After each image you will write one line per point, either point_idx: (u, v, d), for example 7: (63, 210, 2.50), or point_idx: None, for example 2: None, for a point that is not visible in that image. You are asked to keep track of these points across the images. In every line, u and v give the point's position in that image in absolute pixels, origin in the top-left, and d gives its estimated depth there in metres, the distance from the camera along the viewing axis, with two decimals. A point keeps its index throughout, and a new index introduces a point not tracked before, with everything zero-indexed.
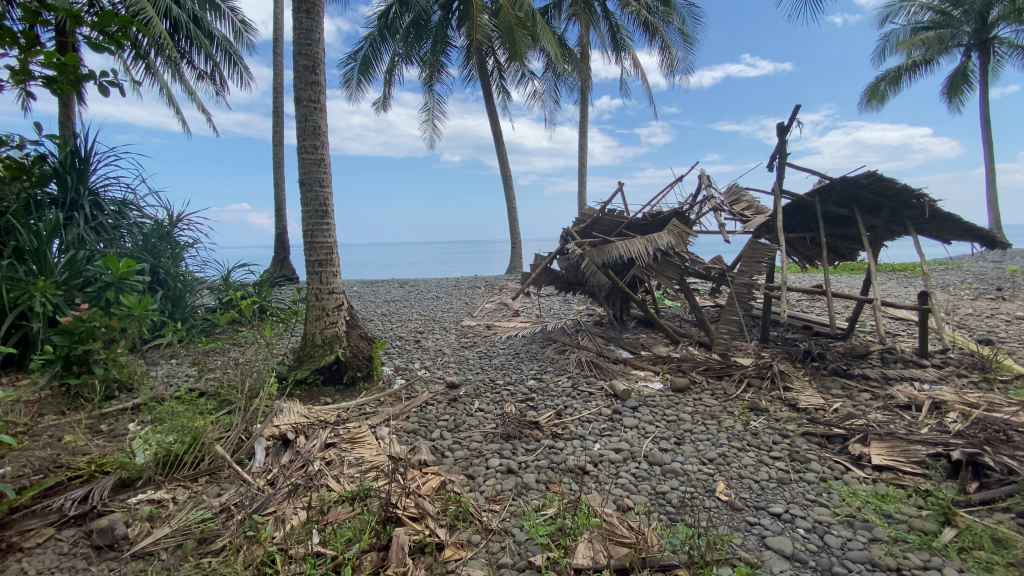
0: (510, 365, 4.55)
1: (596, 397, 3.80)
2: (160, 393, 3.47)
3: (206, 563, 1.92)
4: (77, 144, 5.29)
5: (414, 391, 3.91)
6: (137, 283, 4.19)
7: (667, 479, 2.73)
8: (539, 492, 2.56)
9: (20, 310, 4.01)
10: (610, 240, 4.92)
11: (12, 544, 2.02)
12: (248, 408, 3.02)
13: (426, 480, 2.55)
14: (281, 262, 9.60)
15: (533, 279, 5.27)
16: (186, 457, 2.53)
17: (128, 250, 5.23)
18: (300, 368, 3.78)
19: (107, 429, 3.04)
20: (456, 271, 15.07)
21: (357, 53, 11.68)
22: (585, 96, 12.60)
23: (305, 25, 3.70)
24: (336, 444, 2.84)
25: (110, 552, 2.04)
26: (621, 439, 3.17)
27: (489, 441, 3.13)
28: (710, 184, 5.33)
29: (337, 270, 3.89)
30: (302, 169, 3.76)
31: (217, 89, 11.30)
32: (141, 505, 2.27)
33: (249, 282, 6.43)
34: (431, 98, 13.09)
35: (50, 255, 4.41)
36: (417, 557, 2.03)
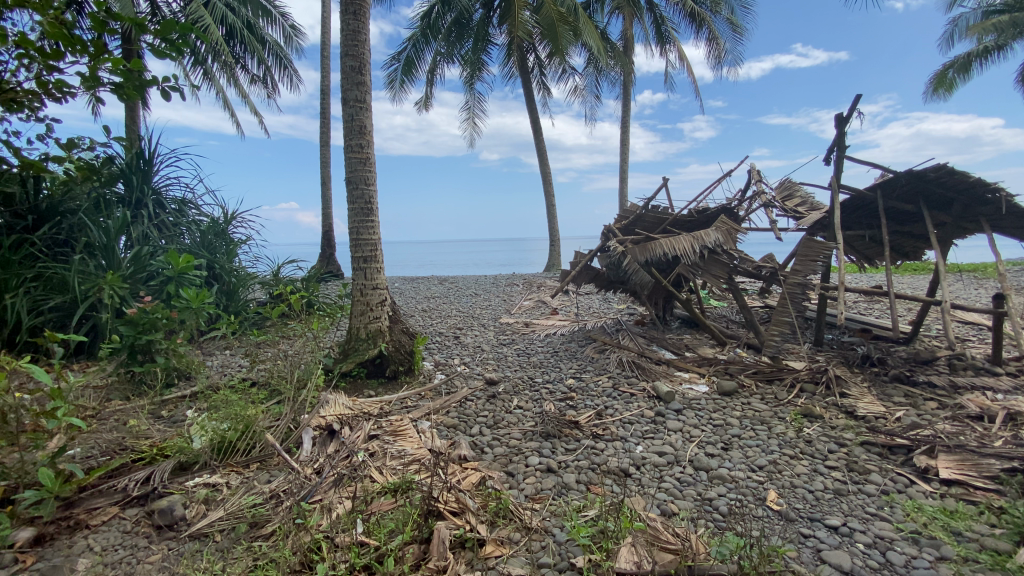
0: (550, 363, 4.51)
1: (639, 398, 3.71)
2: (215, 382, 3.63)
3: (258, 547, 1.99)
4: (142, 146, 5.62)
5: (454, 386, 3.94)
6: (195, 278, 4.40)
7: (714, 485, 2.63)
8: (580, 492, 2.52)
9: (90, 303, 4.32)
10: (654, 238, 4.78)
11: (80, 520, 2.18)
12: (297, 398, 3.13)
13: (466, 476, 2.55)
14: (327, 259, 9.90)
15: (573, 277, 5.19)
16: (239, 444, 2.64)
17: (187, 246, 5.52)
18: (345, 361, 3.88)
19: (167, 416, 3.22)
20: (476, 271, 14.64)
21: (400, 54, 11.91)
22: (627, 90, 12.36)
23: (352, 27, 3.79)
24: (380, 436, 2.89)
25: (168, 532, 2.14)
26: (664, 442, 3.09)
27: (528, 439, 3.10)
28: (760, 179, 5.12)
29: (380, 267, 3.96)
30: (348, 168, 3.85)
31: (269, 92, 11.81)
32: (197, 488, 2.38)
33: (298, 278, 6.68)
34: (471, 97, 13.19)
35: (117, 251, 4.71)
36: (458, 551, 2.03)
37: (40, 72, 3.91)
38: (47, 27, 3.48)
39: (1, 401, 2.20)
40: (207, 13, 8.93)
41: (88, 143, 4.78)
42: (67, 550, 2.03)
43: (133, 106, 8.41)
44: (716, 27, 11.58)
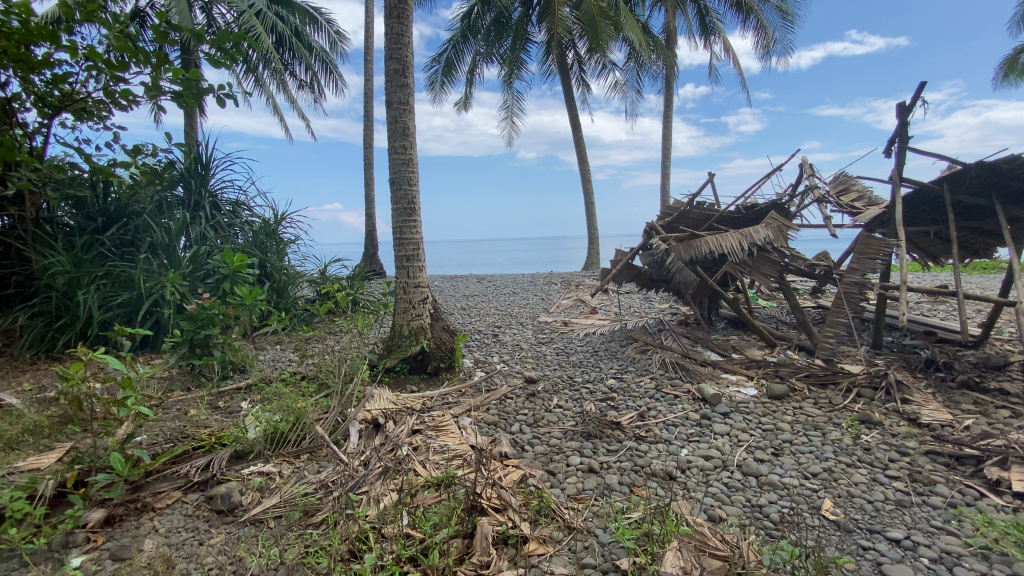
0: (589, 363, 4.47)
1: (683, 401, 3.61)
2: (267, 375, 3.79)
3: (309, 534, 2.07)
4: (200, 151, 5.93)
5: (493, 383, 3.96)
6: (249, 275, 4.60)
7: (765, 492, 2.54)
8: (623, 494, 2.48)
9: (153, 299, 4.60)
10: (699, 235, 4.65)
11: (147, 503, 2.33)
12: (344, 392, 3.24)
13: (507, 473, 2.55)
14: (370, 258, 10.19)
15: (614, 275, 5.11)
16: (290, 435, 2.76)
17: (241, 245, 5.79)
18: (389, 357, 3.98)
19: (224, 406, 3.39)
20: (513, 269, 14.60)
21: (440, 56, 12.07)
22: (669, 85, 12.07)
23: (396, 30, 3.86)
24: (422, 431, 2.94)
25: (227, 516, 2.25)
26: (711, 446, 3.00)
27: (569, 438, 3.08)
28: (813, 173, 4.89)
29: (422, 265, 4.03)
30: (392, 169, 3.94)
31: (316, 97, 12.25)
32: (252, 476, 2.50)
33: (343, 276, 6.90)
34: (510, 95, 13.22)
35: (178, 251, 5.01)
36: (501, 548, 2.04)
37: (108, 82, 4.20)
38: (115, 42, 3.75)
39: (78, 389, 2.37)
40: (258, 23, 9.35)
41: (151, 150, 5.10)
42: (135, 531, 2.17)
43: (191, 113, 8.89)
44: (764, 16, 11.13)
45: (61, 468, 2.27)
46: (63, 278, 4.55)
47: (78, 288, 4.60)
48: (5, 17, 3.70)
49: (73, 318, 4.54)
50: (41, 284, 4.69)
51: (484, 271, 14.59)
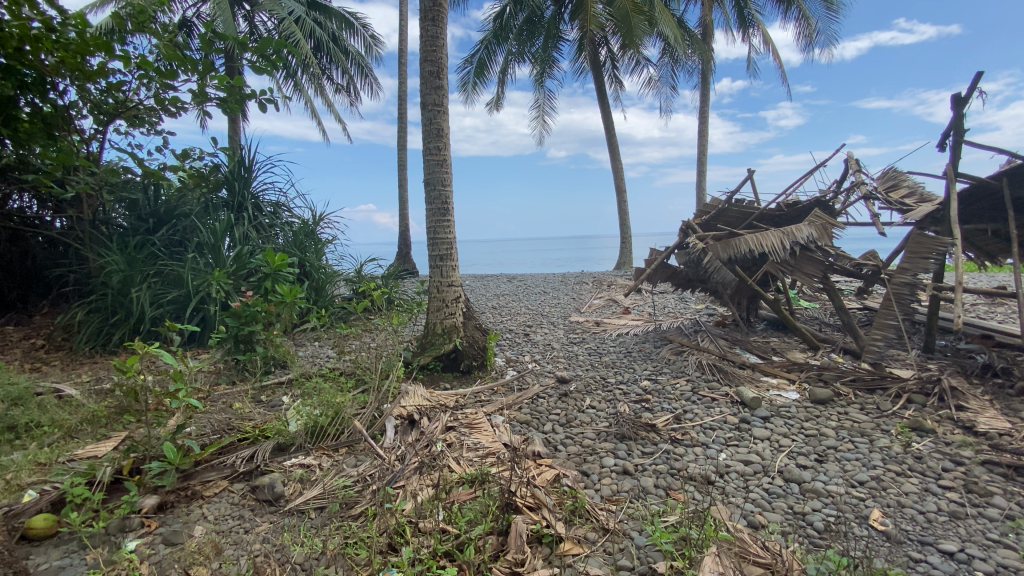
0: (623, 363, 4.41)
1: (720, 404, 3.53)
2: (307, 370, 3.91)
3: (348, 526, 2.12)
4: (243, 155, 6.16)
5: (526, 383, 3.96)
6: (289, 274, 4.75)
7: (808, 500, 2.45)
8: (658, 498, 2.44)
9: (200, 297, 4.80)
10: (738, 233, 4.53)
11: (196, 491, 2.44)
12: (380, 388, 3.31)
13: (541, 472, 2.54)
14: (403, 257, 10.36)
15: (648, 275, 5.03)
16: (329, 429, 2.84)
17: (281, 245, 5.97)
18: (423, 355, 4.03)
19: (266, 400, 3.52)
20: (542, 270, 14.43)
21: (472, 57, 12.15)
22: (705, 80, 11.80)
23: (431, 32, 3.91)
24: (456, 428, 2.97)
25: (271, 506, 2.34)
26: (750, 450, 2.92)
27: (602, 440, 3.05)
28: (859, 169, 4.69)
29: (455, 265, 4.07)
30: (426, 170, 3.99)
31: (352, 100, 12.55)
32: (294, 467, 2.59)
33: (378, 275, 7.05)
34: (542, 94, 13.20)
35: (223, 250, 5.21)
36: (535, 546, 2.04)
37: (159, 90, 4.42)
38: (164, 50, 3.95)
39: (134, 381, 2.50)
40: (297, 29, 9.64)
41: (197, 154, 5.34)
42: (186, 517, 2.27)
43: (235, 118, 9.25)
44: (807, 6, 10.73)
45: (118, 456, 2.39)
46: (118, 277, 4.82)
47: (131, 285, 4.86)
48: (64, 30, 3.93)
49: (127, 314, 4.79)
50: (99, 282, 4.98)
51: (513, 270, 14.45)
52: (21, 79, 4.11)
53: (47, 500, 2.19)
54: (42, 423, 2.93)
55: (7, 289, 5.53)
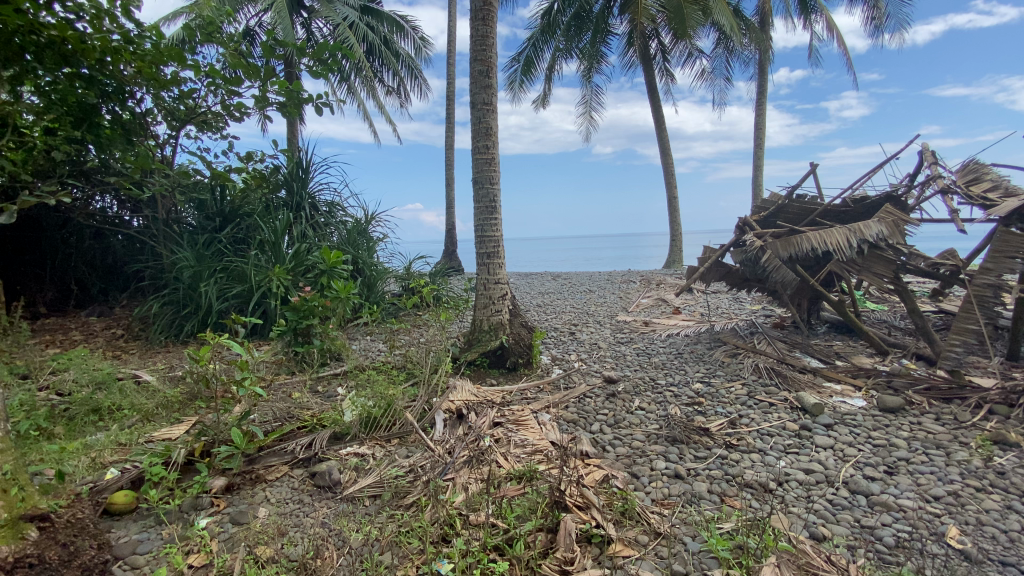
0: (673, 365, 4.30)
1: (779, 409, 3.37)
2: (360, 363, 4.04)
3: (400, 515, 2.19)
4: (301, 156, 6.44)
5: (572, 381, 3.93)
6: (344, 271, 4.92)
7: (877, 513, 2.31)
8: (712, 503, 2.36)
9: (262, 291, 5.06)
10: (799, 230, 4.31)
11: (260, 474, 2.57)
12: (430, 382, 3.39)
13: (590, 472, 2.51)
14: (449, 255, 10.54)
15: (701, 274, 4.85)
16: (382, 420, 2.93)
17: (336, 243, 6.21)
18: (469, 351, 4.09)
19: (322, 390, 3.67)
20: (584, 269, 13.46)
21: (520, 55, 12.16)
22: (762, 70, 11.30)
23: (481, 32, 3.94)
24: (503, 424, 2.99)
25: (328, 492, 2.44)
26: (812, 459, 2.78)
27: (652, 442, 2.98)
28: (935, 161, 4.36)
29: (502, 262, 4.10)
30: (475, 168, 4.04)
31: (402, 101, 12.88)
32: (349, 456, 2.69)
33: (426, 272, 7.20)
34: (589, 90, 13.04)
35: (283, 247, 5.47)
36: (584, 546, 2.02)
37: (224, 96, 4.69)
38: (231, 59, 4.21)
39: (205, 369, 2.67)
40: (351, 34, 9.98)
41: (260, 156, 5.64)
42: (251, 499, 2.41)
43: (294, 122, 9.71)
44: None
45: (190, 439, 2.56)
46: (189, 272, 5.16)
47: (200, 280, 5.18)
48: (141, 42, 4.25)
49: (197, 307, 5.12)
50: (173, 277, 5.35)
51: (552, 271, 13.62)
52: (104, 89, 4.46)
53: (127, 479, 2.35)
54: (123, 406, 3.17)
55: (92, 283, 6.03)
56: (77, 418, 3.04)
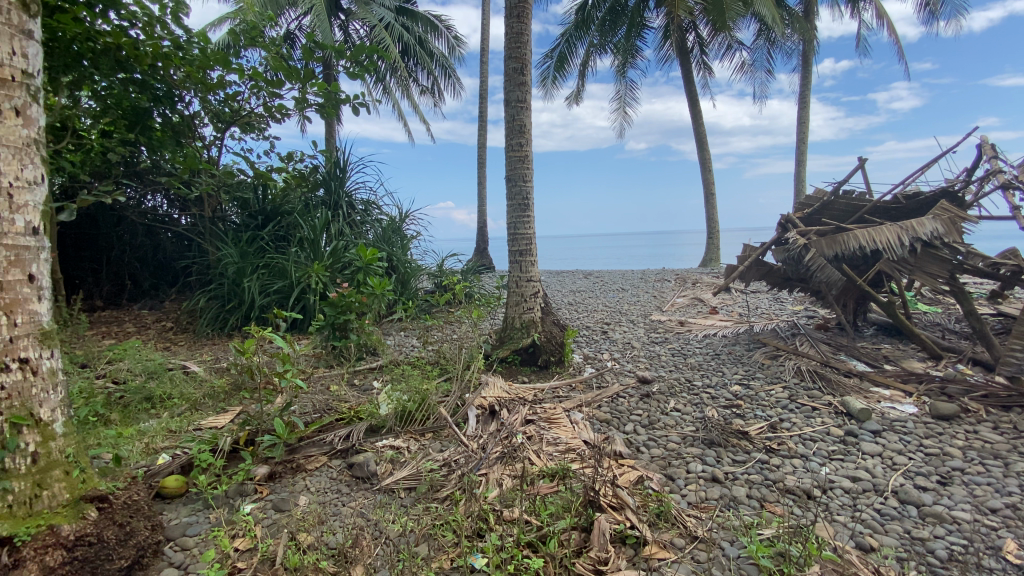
0: (709, 366, 4.20)
1: (822, 414, 3.25)
2: (395, 358, 4.12)
3: (435, 508, 2.22)
4: (339, 156, 6.60)
5: (605, 381, 3.90)
6: (379, 268, 5.02)
7: (928, 525, 2.20)
8: (751, 509, 2.30)
9: (302, 287, 5.22)
10: (846, 228, 4.13)
11: (300, 464, 2.66)
12: (463, 378, 3.42)
13: (623, 472, 2.48)
14: (481, 252, 10.61)
15: (740, 273, 4.72)
16: (417, 415, 2.98)
17: (371, 240, 6.34)
18: (502, 348, 4.11)
19: (359, 384, 3.76)
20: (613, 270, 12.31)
21: (553, 51, 12.09)
22: (806, 61, 10.88)
23: (516, 29, 3.94)
24: (536, 421, 3.00)
25: (365, 483, 2.50)
26: (858, 466, 2.67)
27: (688, 444, 2.92)
28: (996, 154, 4.10)
29: (534, 260, 4.10)
30: (508, 166, 4.05)
31: (436, 100, 13.02)
32: (385, 448, 2.75)
33: (459, 270, 7.27)
34: (624, 85, 12.86)
35: (321, 245, 5.63)
36: (618, 546, 2.01)
37: (267, 98, 4.85)
38: (274, 62, 4.35)
39: (250, 361, 2.77)
40: (387, 35, 10.14)
41: (300, 156, 5.80)
42: (293, 487, 2.49)
43: (331, 122, 9.96)
44: None
45: (235, 428, 2.66)
46: (233, 268, 5.36)
47: (244, 276, 5.37)
48: (190, 47, 4.44)
49: (240, 302, 5.32)
50: (218, 272, 5.58)
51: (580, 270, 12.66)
52: (155, 93, 4.67)
53: (177, 464, 2.49)
54: (173, 396, 3.33)
55: (144, 278, 6.35)
56: (132, 405, 3.21)
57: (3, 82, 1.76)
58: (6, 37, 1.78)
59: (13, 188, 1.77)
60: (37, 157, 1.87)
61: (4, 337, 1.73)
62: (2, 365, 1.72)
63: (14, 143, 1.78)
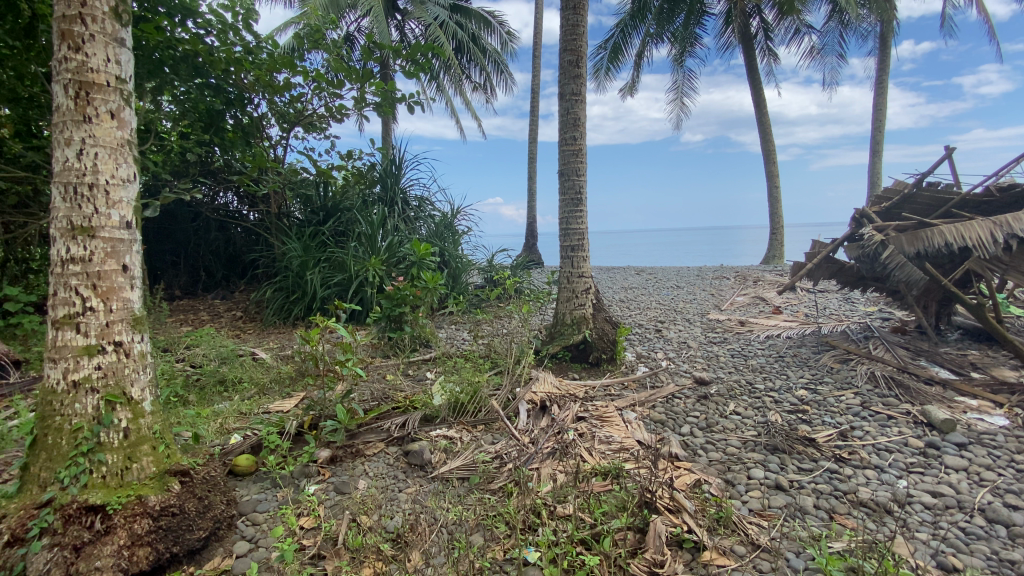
0: (772, 368, 4.00)
1: (898, 423, 3.02)
2: (448, 351, 4.20)
3: (487, 499, 2.25)
4: (395, 153, 6.79)
5: (659, 380, 3.80)
6: (432, 263, 5.14)
7: (1022, 548, 2.01)
8: (819, 520, 2.18)
9: (360, 280, 5.41)
10: (930, 222, 3.81)
11: (360, 449, 2.76)
12: (514, 372, 3.44)
13: (679, 475, 2.42)
14: (531, 248, 10.62)
15: (808, 271, 4.45)
16: (469, 406, 3.03)
17: (425, 236, 6.49)
18: (552, 343, 4.09)
19: (413, 374, 3.87)
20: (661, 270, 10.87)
21: (607, 42, 11.85)
22: (884, 43, 10.10)
23: (572, 21, 3.89)
24: (587, 419, 2.97)
25: (420, 471, 2.57)
26: (940, 481, 2.46)
27: (749, 449, 2.80)
28: None
29: (586, 255, 4.05)
30: (562, 160, 4.01)
31: (488, 97, 13.12)
32: (439, 438, 2.81)
33: (508, 265, 7.32)
34: (681, 75, 12.43)
35: (377, 240, 5.82)
36: (675, 550, 1.96)
37: (328, 99, 5.05)
38: (335, 63, 4.52)
39: (314, 349, 2.90)
40: (441, 33, 10.32)
41: (359, 153, 6.01)
42: (353, 471, 2.60)
43: (388, 121, 10.26)
44: None
45: (301, 412, 2.80)
46: (297, 261, 5.64)
47: (307, 269, 5.64)
48: (259, 51, 4.69)
49: (303, 293, 5.58)
50: (283, 265, 5.88)
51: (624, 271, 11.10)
52: (228, 97, 4.97)
53: (248, 444, 2.64)
54: (244, 380, 3.55)
55: (216, 270, 6.79)
56: (207, 388, 3.46)
57: (99, 88, 1.94)
58: (101, 45, 1.95)
59: (109, 186, 1.94)
60: (130, 156, 2.03)
61: (101, 321, 1.90)
62: (99, 347, 1.90)
63: (109, 144, 1.94)
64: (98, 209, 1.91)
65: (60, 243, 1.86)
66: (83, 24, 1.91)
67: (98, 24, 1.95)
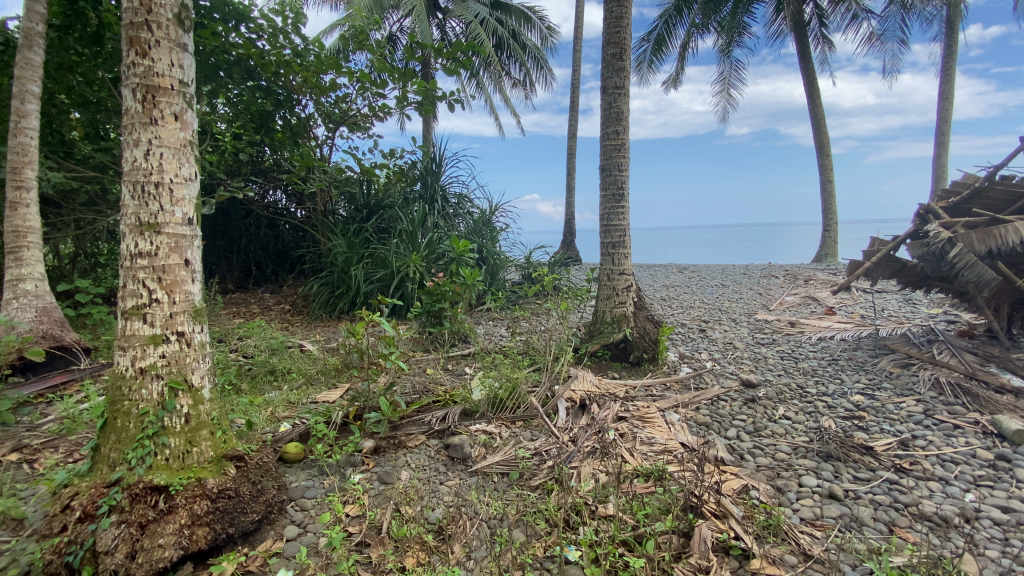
0: (825, 372, 3.82)
1: (965, 434, 2.82)
2: (486, 347, 4.23)
3: (527, 495, 2.26)
4: (435, 151, 6.88)
5: (703, 382, 3.70)
6: (470, 259, 5.18)
7: None
8: (877, 532, 2.07)
9: (402, 276, 5.52)
10: (1004, 219, 3.54)
11: (402, 441, 2.82)
12: (553, 370, 3.43)
13: (725, 479, 2.35)
14: (569, 245, 10.54)
15: (865, 270, 4.20)
16: (508, 402, 3.04)
17: (463, 232, 6.55)
18: (591, 342, 4.04)
19: (453, 368, 3.91)
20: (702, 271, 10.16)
21: (650, 35, 11.58)
22: (950, 27, 9.44)
23: (616, 13, 3.82)
24: (628, 419, 2.92)
25: (461, 464, 2.60)
26: (1013, 496, 2.29)
27: (801, 456, 2.68)
28: None
29: (627, 252, 3.98)
30: (603, 155, 3.95)
31: (527, 93, 13.09)
32: (479, 433, 2.84)
33: (546, 262, 7.30)
34: (727, 66, 12.00)
35: (418, 237, 5.92)
36: (721, 556, 1.90)
37: (372, 98, 5.17)
38: (378, 64, 4.62)
39: (359, 343, 2.98)
40: (482, 30, 10.36)
41: (401, 152, 6.13)
42: (395, 461, 2.65)
43: (429, 119, 10.40)
44: None
45: (346, 403, 2.88)
46: (342, 257, 5.81)
47: (351, 264, 5.80)
48: (307, 53, 4.84)
49: (347, 288, 5.75)
50: (329, 261, 6.07)
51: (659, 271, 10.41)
52: (277, 98, 5.16)
53: (297, 432, 2.74)
54: (293, 371, 3.69)
55: (266, 265, 7.07)
56: (259, 377, 3.61)
57: (165, 92, 2.05)
58: (165, 51, 2.06)
59: (174, 184, 2.04)
60: (191, 156, 2.13)
61: (166, 313, 2.01)
62: (164, 337, 2.01)
63: (174, 145, 2.05)
64: (163, 206, 2.02)
65: (130, 239, 1.98)
66: (149, 31, 2.03)
67: (163, 30, 2.06)
